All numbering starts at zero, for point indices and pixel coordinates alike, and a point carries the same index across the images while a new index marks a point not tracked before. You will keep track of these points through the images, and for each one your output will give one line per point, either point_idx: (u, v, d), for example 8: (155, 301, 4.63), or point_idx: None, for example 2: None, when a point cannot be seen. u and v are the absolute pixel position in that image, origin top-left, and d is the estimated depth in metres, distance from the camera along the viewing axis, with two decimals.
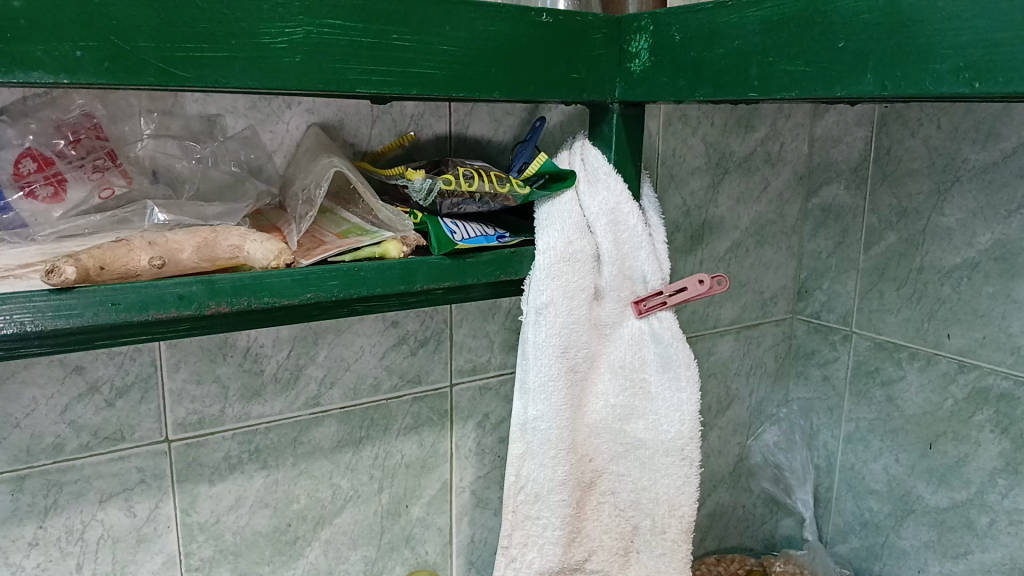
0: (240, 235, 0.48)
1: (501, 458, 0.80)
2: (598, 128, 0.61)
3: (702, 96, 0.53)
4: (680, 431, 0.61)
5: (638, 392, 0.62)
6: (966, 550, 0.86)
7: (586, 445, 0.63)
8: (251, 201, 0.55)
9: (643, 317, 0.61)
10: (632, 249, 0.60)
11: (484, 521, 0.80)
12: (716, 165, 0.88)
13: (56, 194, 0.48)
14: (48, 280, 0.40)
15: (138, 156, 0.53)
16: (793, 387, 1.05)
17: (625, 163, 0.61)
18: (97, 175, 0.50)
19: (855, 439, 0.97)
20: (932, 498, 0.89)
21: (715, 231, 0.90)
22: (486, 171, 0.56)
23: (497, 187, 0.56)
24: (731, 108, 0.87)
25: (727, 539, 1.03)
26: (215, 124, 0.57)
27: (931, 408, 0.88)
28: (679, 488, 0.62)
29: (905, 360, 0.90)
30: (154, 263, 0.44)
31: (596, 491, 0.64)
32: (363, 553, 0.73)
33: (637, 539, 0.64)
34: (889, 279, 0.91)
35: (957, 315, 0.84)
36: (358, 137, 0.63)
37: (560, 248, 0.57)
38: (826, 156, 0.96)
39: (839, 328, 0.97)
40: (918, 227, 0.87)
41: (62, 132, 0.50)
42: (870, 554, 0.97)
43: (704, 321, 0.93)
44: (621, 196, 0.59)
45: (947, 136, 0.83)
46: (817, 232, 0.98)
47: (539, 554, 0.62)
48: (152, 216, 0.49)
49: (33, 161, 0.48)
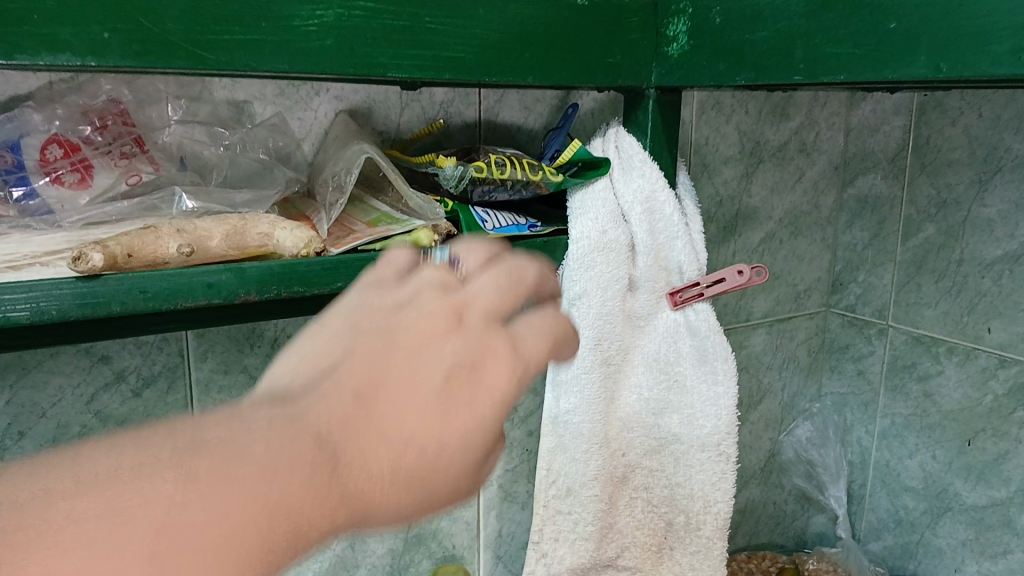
0: (270, 223, 0.47)
1: (530, 452, 0.79)
2: (632, 115, 0.60)
3: (743, 81, 0.51)
4: (715, 425, 0.59)
5: (673, 385, 0.60)
6: (1005, 550, 0.84)
7: (619, 439, 0.61)
8: (281, 188, 0.54)
9: (678, 308, 0.59)
10: (668, 239, 0.58)
11: (512, 515, 0.79)
12: (750, 155, 0.86)
13: (83, 180, 0.47)
14: (75, 267, 0.39)
15: (165, 143, 0.52)
16: (827, 381, 1.02)
17: (661, 150, 0.59)
18: (124, 162, 0.49)
19: (890, 435, 0.95)
20: (969, 496, 0.87)
21: (748, 221, 0.88)
22: (518, 158, 0.55)
23: (530, 175, 0.54)
24: (766, 96, 0.85)
25: (758, 535, 1.02)
26: (243, 110, 0.57)
27: (969, 403, 0.86)
28: (714, 485, 0.60)
29: (943, 354, 0.88)
30: (182, 251, 0.43)
31: (629, 486, 0.63)
32: (390, 546, 0.72)
33: (671, 536, 0.63)
34: (927, 272, 0.88)
35: (998, 308, 0.82)
36: (387, 124, 0.62)
37: (594, 238, 0.56)
38: (863, 145, 0.93)
39: (875, 321, 0.95)
40: (959, 218, 0.84)
41: (88, 118, 0.49)
42: (905, 552, 0.95)
43: (735, 314, 0.91)
44: (657, 184, 0.57)
45: (989, 125, 0.81)
46: (852, 223, 0.96)
47: (571, 549, 0.62)
48: (181, 204, 0.49)
49: (59, 147, 0.48)
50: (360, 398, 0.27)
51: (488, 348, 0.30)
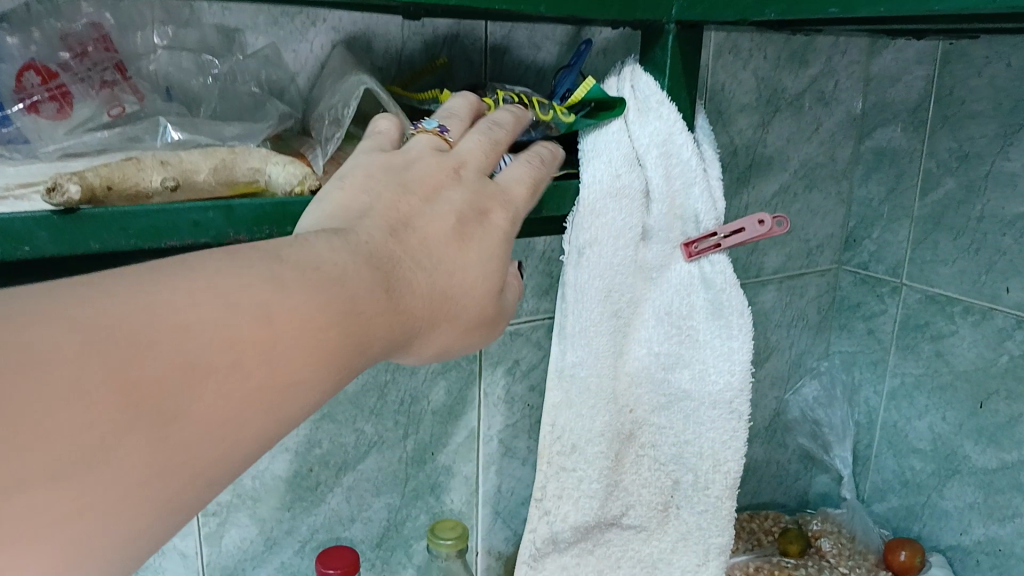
0: (261, 157, 0.44)
1: (531, 407, 0.76)
2: (648, 52, 0.56)
3: (772, 15, 0.47)
4: (729, 381, 0.57)
5: (684, 339, 0.58)
6: (1014, 513, 0.82)
7: (627, 395, 0.59)
8: (274, 123, 0.50)
9: (693, 260, 0.56)
10: (684, 185, 0.55)
11: (512, 470, 0.77)
12: (766, 103, 0.82)
13: (62, 110, 0.44)
14: (50, 199, 0.36)
15: (150, 71, 0.49)
16: (835, 340, 1.00)
17: (679, 91, 0.55)
18: (106, 90, 0.46)
19: (899, 395, 0.93)
20: (979, 459, 0.85)
21: (762, 172, 0.85)
22: (527, 95, 0.52)
23: (539, 113, 0.51)
24: (785, 40, 0.81)
25: (760, 494, 1.00)
26: (234, 40, 0.53)
27: (983, 364, 0.83)
28: (724, 443, 0.58)
29: (958, 314, 0.85)
30: (166, 184, 0.40)
31: (636, 444, 0.60)
32: (387, 500, 0.70)
33: (677, 495, 0.61)
34: (944, 228, 0.85)
35: (1018, 267, 0.79)
36: (388, 60, 0.58)
37: (606, 182, 0.53)
38: (882, 95, 0.90)
39: (888, 279, 0.92)
40: (981, 172, 0.81)
41: (67, 44, 0.46)
42: (910, 514, 0.93)
43: (745, 269, 0.88)
44: (674, 126, 0.54)
45: (1017, 75, 0.77)
46: (869, 177, 0.93)
47: (574, 507, 0.59)
48: (165, 135, 0.46)
49: (36, 74, 0.44)
50: (389, 244, 0.36)
51: (485, 199, 0.42)
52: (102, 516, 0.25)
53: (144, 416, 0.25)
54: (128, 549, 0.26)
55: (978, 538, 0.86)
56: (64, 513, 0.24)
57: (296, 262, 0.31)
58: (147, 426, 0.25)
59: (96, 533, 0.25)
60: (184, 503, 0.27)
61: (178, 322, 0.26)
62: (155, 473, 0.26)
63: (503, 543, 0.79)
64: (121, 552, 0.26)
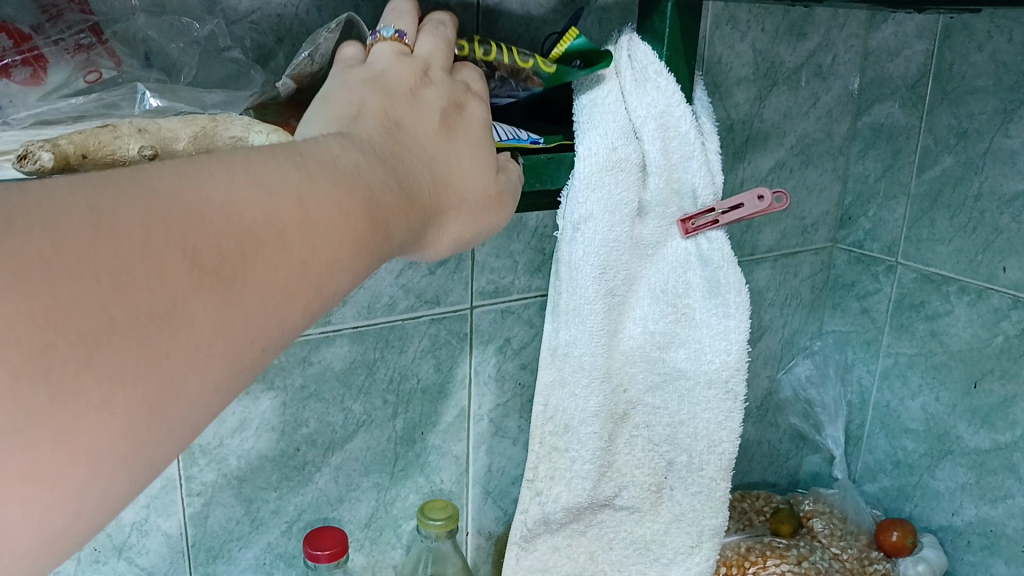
0: (244, 124, 0.42)
1: (522, 386, 0.75)
2: (647, 20, 0.54)
3: None
4: (725, 361, 0.56)
5: (680, 318, 0.57)
6: (1007, 494, 0.82)
7: (621, 374, 0.57)
8: (257, 89, 0.48)
9: (690, 237, 0.55)
10: (682, 159, 0.53)
11: (503, 450, 0.76)
12: (764, 76, 0.81)
13: (36, 76, 0.42)
14: (21, 167, 0.35)
15: (127, 34, 0.46)
16: (828, 319, 0.99)
17: (679, 62, 0.53)
18: (81, 54, 0.44)
19: (892, 375, 0.92)
20: (972, 440, 0.85)
21: (758, 148, 0.83)
22: (509, 47, 0.49)
23: (516, 59, 0.47)
24: (784, 12, 0.79)
25: (751, 474, 0.99)
26: (216, 3, 0.50)
27: (978, 344, 0.83)
28: (720, 424, 0.57)
29: (954, 293, 0.84)
30: (144, 154, 0.38)
31: (629, 424, 0.59)
32: (376, 480, 0.69)
33: (671, 475, 0.60)
34: (941, 206, 0.84)
35: (1016, 246, 0.78)
36: (375, 26, 0.56)
37: (603, 155, 0.51)
38: (881, 70, 0.88)
39: (883, 258, 0.91)
40: (980, 149, 0.80)
41: (41, 4, 0.44)
42: (901, 494, 0.93)
43: (740, 246, 0.87)
44: (673, 98, 0.52)
45: (1019, 50, 0.76)
46: (866, 153, 0.91)
47: (567, 488, 0.58)
48: (143, 102, 0.44)
49: (7, 36, 0.42)
50: (393, 139, 0.37)
51: (460, 93, 0.42)
52: (177, 368, 0.26)
53: (205, 277, 0.26)
54: (201, 410, 0.27)
55: (970, 519, 0.86)
56: (142, 362, 0.25)
57: (315, 151, 0.32)
58: (214, 283, 0.26)
59: (170, 392, 0.26)
60: (249, 365, 0.29)
61: (225, 195, 0.28)
62: (221, 336, 0.27)
63: (493, 523, 0.78)
64: (200, 405, 0.27)
